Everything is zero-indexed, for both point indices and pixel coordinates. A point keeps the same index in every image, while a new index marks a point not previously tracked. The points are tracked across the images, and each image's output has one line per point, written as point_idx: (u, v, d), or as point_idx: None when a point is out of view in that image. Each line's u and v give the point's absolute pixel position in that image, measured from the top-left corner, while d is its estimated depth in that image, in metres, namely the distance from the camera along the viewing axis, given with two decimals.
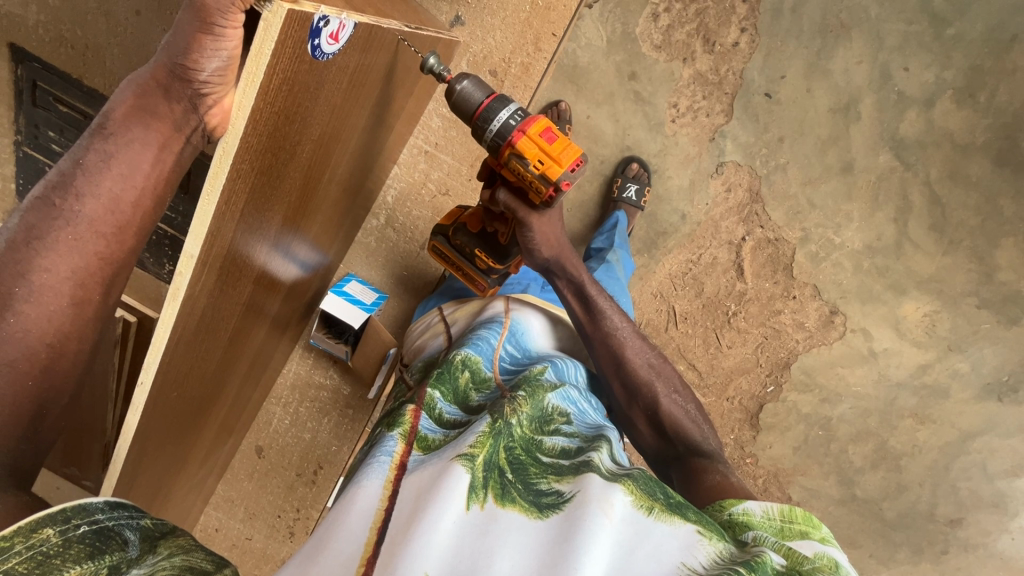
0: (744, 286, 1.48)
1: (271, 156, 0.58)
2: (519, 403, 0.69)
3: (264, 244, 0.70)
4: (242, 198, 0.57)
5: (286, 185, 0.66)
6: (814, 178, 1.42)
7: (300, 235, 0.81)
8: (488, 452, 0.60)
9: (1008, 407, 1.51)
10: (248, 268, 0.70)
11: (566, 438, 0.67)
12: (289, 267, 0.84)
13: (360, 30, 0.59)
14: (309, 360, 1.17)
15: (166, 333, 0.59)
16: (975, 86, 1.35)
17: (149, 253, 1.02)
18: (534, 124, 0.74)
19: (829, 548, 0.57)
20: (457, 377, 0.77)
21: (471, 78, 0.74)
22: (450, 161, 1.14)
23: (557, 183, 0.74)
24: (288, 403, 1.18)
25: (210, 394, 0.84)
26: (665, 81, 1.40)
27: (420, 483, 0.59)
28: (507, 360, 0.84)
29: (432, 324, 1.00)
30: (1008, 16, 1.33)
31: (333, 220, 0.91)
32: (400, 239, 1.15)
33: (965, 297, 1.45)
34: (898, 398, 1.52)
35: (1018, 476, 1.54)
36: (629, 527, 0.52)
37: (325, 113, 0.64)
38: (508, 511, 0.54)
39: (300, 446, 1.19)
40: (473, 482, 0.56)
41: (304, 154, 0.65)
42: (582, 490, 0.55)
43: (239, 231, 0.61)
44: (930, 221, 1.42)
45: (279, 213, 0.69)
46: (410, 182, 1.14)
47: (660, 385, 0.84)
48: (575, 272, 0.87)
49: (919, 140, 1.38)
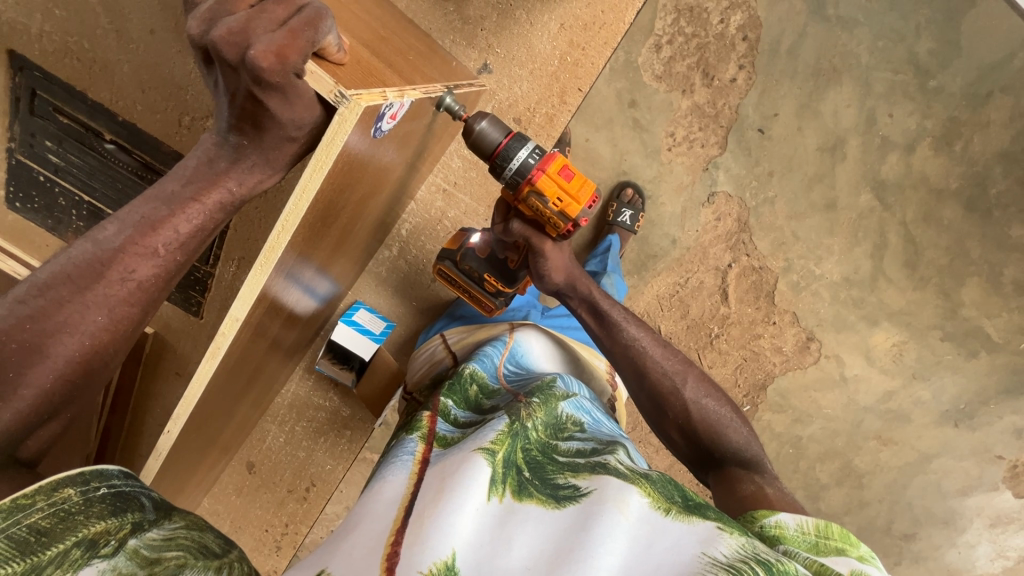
0: (727, 310, 1.53)
1: (319, 224, 0.60)
2: (534, 409, 0.69)
3: (298, 285, 0.72)
4: (290, 259, 0.60)
5: (325, 242, 0.68)
6: (800, 213, 1.49)
7: (326, 272, 0.81)
8: (507, 450, 0.61)
9: (963, 432, 1.60)
10: (280, 313, 0.71)
11: (581, 442, 0.66)
12: (309, 302, 0.84)
13: (414, 103, 0.62)
14: (309, 382, 1.17)
15: (200, 388, 0.62)
16: (952, 135, 1.43)
17: None
18: (552, 162, 0.74)
19: (867, 566, 0.56)
20: (466, 388, 0.79)
21: (488, 117, 0.73)
22: (468, 200, 1.15)
23: (575, 220, 0.74)
24: (283, 422, 1.17)
25: (220, 422, 0.85)
26: (664, 110, 1.43)
27: (442, 471, 0.60)
28: (511, 374, 0.85)
29: (435, 353, 0.98)
30: (986, 72, 1.40)
31: (355, 257, 0.92)
32: (411, 271, 1.16)
33: (931, 330, 1.54)
34: (864, 420, 1.60)
35: (968, 495, 1.64)
36: (644, 525, 0.52)
37: (373, 175, 0.66)
38: (526, 504, 0.55)
39: (293, 464, 1.18)
40: (493, 475, 0.57)
41: (346, 213, 0.67)
42: (599, 488, 0.55)
43: (281, 281, 0.63)
44: (904, 258, 1.50)
45: (317, 257, 0.71)
46: (426, 217, 1.15)
47: (688, 390, 0.83)
48: (586, 290, 0.86)
49: (898, 182, 1.46)
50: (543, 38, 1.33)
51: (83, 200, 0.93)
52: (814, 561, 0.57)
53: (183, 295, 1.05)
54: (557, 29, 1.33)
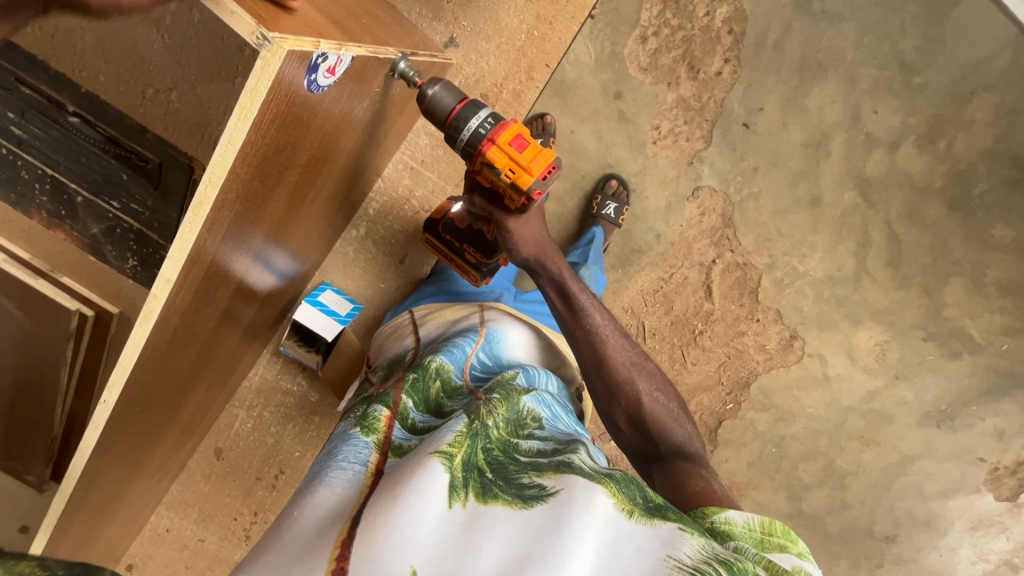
0: (711, 306, 1.52)
1: (257, 184, 0.58)
2: (494, 406, 0.66)
3: (246, 253, 0.70)
4: (229, 218, 0.58)
5: (270, 207, 0.66)
6: (784, 209, 1.48)
7: (280, 244, 0.79)
8: (467, 452, 0.57)
9: (945, 433, 1.60)
10: (227, 281, 0.69)
11: (540, 442, 0.64)
12: (266, 276, 0.82)
13: (355, 61, 0.61)
14: (277, 366, 1.15)
15: (135, 352, 0.59)
16: (936, 133, 1.42)
17: (111, 246, 0.99)
18: (505, 132, 0.73)
19: (806, 563, 0.56)
20: (428, 386, 0.74)
21: (442, 84, 0.75)
22: (436, 179, 1.14)
23: (528, 192, 0.73)
24: (252, 407, 1.16)
25: (174, 401, 0.83)
26: (649, 103, 1.42)
27: (397, 476, 0.56)
28: (478, 368, 0.81)
29: (402, 327, 0.99)
30: (970, 70, 1.40)
31: (314, 231, 0.90)
32: (380, 251, 1.15)
33: (914, 330, 1.53)
34: (847, 421, 1.59)
35: (950, 497, 1.63)
36: (610, 529, 0.50)
37: (318, 138, 0.65)
38: (490, 508, 0.52)
39: (261, 450, 1.16)
40: (453, 482, 0.54)
41: (291, 176, 0.65)
42: (566, 488, 0.52)
43: (224, 244, 0.61)
44: (888, 257, 1.49)
45: (264, 226, 0.69)
46: (394, 197, 1.14)
47: (643, 383, 0.81)
48: (556, 269, 0.84)
49: (882, 180, 1.45)
50: (510, 11, 1.29)
51: (47, 173, 0.96)
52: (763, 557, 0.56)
53: (147, 275, 1.00)
54: (523, 2, 1.29)
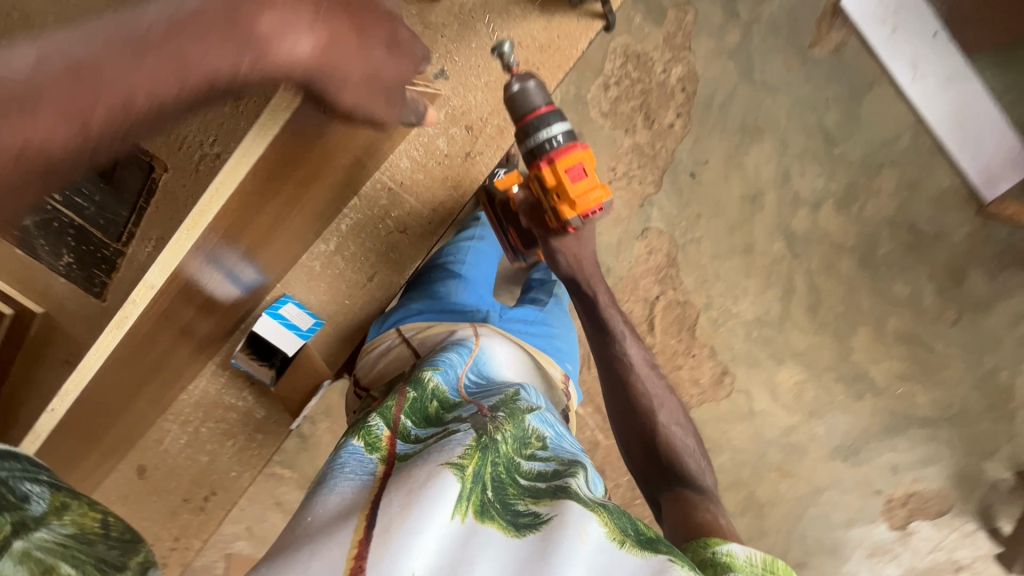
0: (652, 339, 1.62)
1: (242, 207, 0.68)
2: (501, 422, 0.66)
3: (218, 271, 0.75)
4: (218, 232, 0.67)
5: (250, 229, 0.75)
6: (721, 254, 1.61)
7: (252, 259, 0.82)
8: (477, 465, 0.58)
9: (849, 467, 1.76)
10: (197, 296, 0.74)
11: (542, 463, 0.65)
12: (226, 287, 0.80)
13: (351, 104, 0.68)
14: (221, 379, 1.08)
15: (98, 358, 0.63)
16: (851, 198, 1.60)
17: (44, 241, 0.85)
18: (566, 159, 0.85)
19: None
20: (426, 404, 0.74)
21: (534, 82, 0.85)
22: (413, 202, 1.12)
23: (566, 221, 0.89)
24: (187, 422, 1.06)
25: (111, 413, 0.78)
26: (607, 145, 1.53)
27: (406, 485, 0.55)
28: (472, 386, 0.82)
29: (391, 348, 1.01)
30: (879, 148, 1.57)
31: (285, 246, 0.90)
32: (348, 268, 1.12)
33: (826, 371, 1.70)
34: (767, 452, 1.72)
35: (852, 526, 1.79)
36: (604, 556, 0.52)
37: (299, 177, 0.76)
38: (487, 527, 0.53)
39: (193, 469, 1.09)
40: (460, 493, 0.54)
41: (271, 209, 0.75)
42: (559, 514, 0.54)
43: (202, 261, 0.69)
44: (807, 304, 1.65)
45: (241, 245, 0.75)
46: (368, 216, 1.11)
47: (663, 414, 0.91)
48: (598, 292, 0.98)
49: (805, 235, 1.62)
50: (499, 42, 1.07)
51: None
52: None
53: (82, 275, 0.86)
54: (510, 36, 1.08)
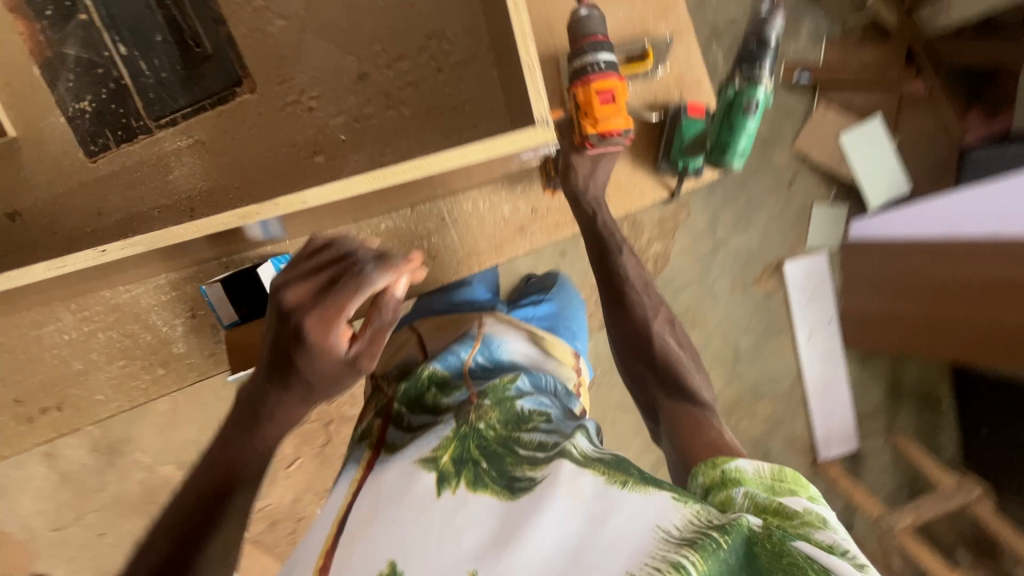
0: None
1: (331, 206, 0.72)
2: (487, 410, 0.69)
3: (267, 230, 0.76)
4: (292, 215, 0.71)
5: (327, 216, 0.78)
6: None
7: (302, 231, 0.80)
8: (455, 451, 0.63)
9: None
10: (239, 239, 0.76)
11: (544, 435, 0.64)
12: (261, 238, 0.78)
13: (477, 171, 0.75)
14: (161, 297, 0.87)
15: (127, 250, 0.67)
16: (735, 409, 1.79)
17: (75, 78, 0.96)
18: (603, 79, 0.83)
19: (818, 505, 0.56)
20: (423, 390, 0.78)
21: (592, 11, 0.86)
22: (462, 237, 0.95)
23: (587, 136, 0.87)
24: (91, 319, 0.85)
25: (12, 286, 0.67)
26: None
27: (378, 485, 0.64)
28: (478, 368, 0.82)
29: (400, 339, 0.98)
30: (766, 380, 1.79)
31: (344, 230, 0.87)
32: None
33: None
34: None
35: None
36: (597, 504, 0.52)
37: (400, 196, 0.78)
38: (479, 495, 0.58)
39: (51, 372, 0.86)
40: (443, 475, 0.61)
41: (354, 208, 0.77)
42: (552, 472, 0.56)
43: (269, 223, 0.73)
44: None
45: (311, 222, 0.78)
46: (411, 227, 0.92)
47: (661, 331, 0.89)
48: (603, 219, 0.95)
49: None
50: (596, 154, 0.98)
51: None
52: (772, 503, 0.55)
53: (91, 128, 0.97)
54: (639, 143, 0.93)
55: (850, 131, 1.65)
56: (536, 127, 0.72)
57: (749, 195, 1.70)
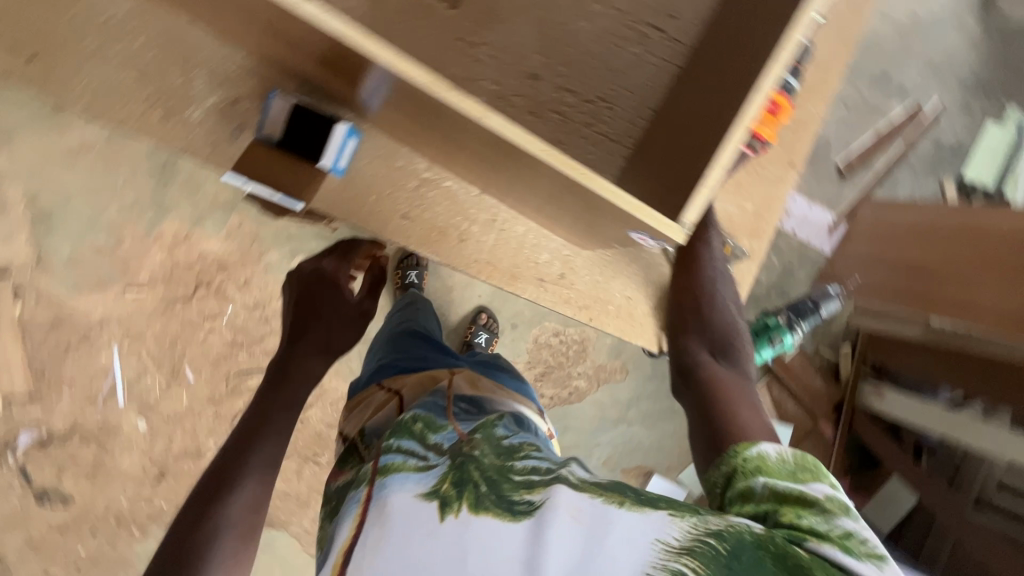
0: None
1: (453, 121, 0.64)
2: (473, 442, 0.64)
3: (371, 86, 0.66)
4: (420, 99, 0.62)
5: (431, 121, 0.68)
6: None
7: (388, 114, 0.75)
8: (451, 480, 0.59)
9: None
10: (343, 68, 0.65)
11: (537, 459, 0.63)
12: (365, 89, 0.69)
13: (586, 205, 0.70)
14: (222, 70, 0.82)
15: None
16: None
17: None
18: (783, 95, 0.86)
19: (837, 490, 0.59)
20: (409, 423, 0.70)
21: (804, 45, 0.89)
22: (496, 246, 0.89)
23: None
24: (141, 27, 0.79)
25: None
26: (512, 350, 1.66)
27: (381, 511, 0.58)
28: (461, 411, 0.78)
29: (376, 398, 0.89)
30: None
31: (416, 142, 0.80)
32: (395, 192, 0.85)
33: None
34: None
35: None
36: (592, 519, 0.55)
37: (508, 165, 0.72)
38: (483, 517, 0.56)
39: (56, 34, 0.76)
40: (444, 501, 0.57)
41: (458, 135, 0.68)
42: (552, 495, 0.56)
43: (390, 87, 0.63)
44: None
45: (405, 111, 0.69)
46: (459, 201, 0.87)
47: (723, 300, 0.85)
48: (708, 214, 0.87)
49: None
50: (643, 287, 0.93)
51: None
52: (793, 498, 0.57)
53: None
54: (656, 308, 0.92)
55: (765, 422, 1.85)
56: (680, 227, 0.70)
57: (671, 403, 1.78)
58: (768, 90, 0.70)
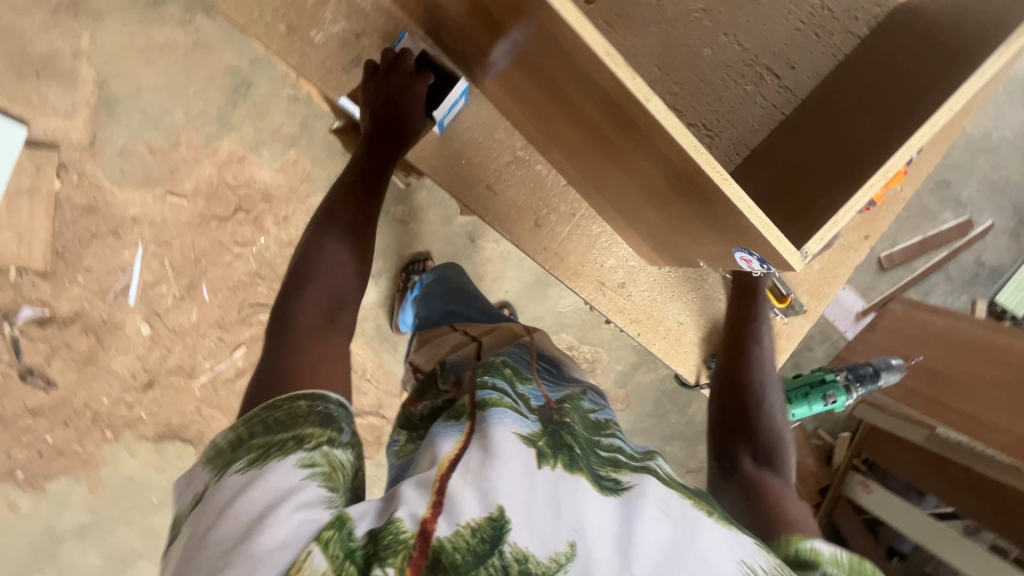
0: None
1: (590, 90, 0.59)
2: (568, 410, 0.64)
3: (510, 39, 0.63)
4: (565, 59, 0.57)
5: (565, 92, 0.64)
6: None
7: (512, 82, 0.74)
8: (547, 435, 0.57)
9: None
10: (489, 11, 0.61)
11: (622, 442, 0.63)
12: (499, 40, 0.65)
13: (697, 210, 0.65)
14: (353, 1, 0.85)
15: None
16: None
17: None
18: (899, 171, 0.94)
19: None
20: (497, 366, 0.67)
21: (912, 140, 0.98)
22: (568, 239, 0.93)
23: None
24: None
25: None
26: None
27: (482, 442, 0.54)
28: (545, 372, 0.74)
29: (448, 339, 0.91)
30: None
31: (526, 111, 0.78)
32: (491, 167, 0.90)
33: None
34: None
35: None
36: (686, 515, 0.52)
37: (627, 161, 0.67)
38: (579, 478, 0.52)
39: None
40: (541, 451, 0.54)
41: (587, 114, 0.64)
42: (642, 483, 0.54)
43: (538, 41, 0.58)
44: None
45: (538, 75, 0.65)
46: (546, 188, 0.92)
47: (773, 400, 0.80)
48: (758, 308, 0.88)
49: None
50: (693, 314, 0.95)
51: None
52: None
53: None
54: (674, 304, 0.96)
55: None
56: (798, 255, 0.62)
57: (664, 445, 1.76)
58: (899, 163, 0.67)
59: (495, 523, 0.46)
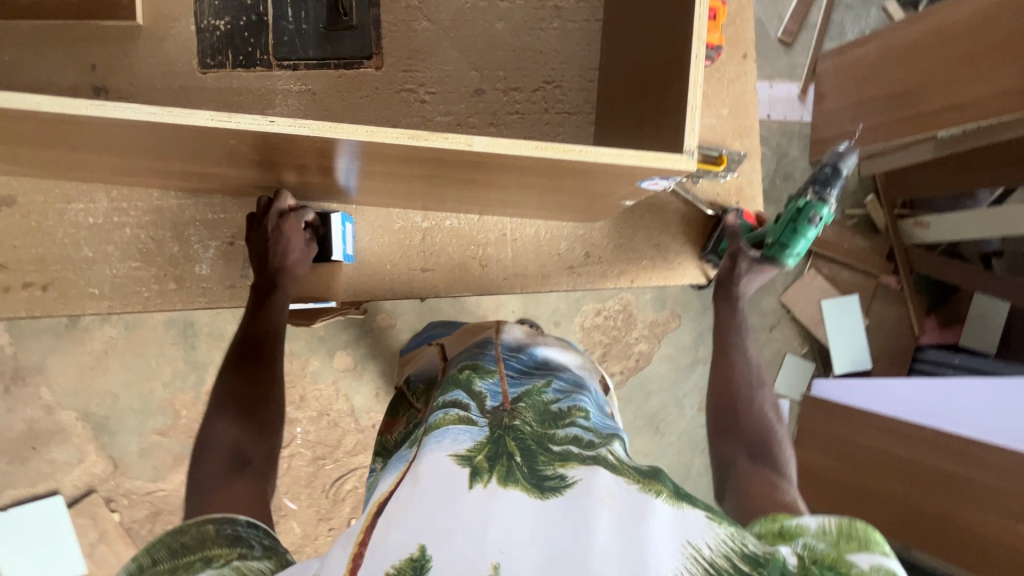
0: None
1: (428, 160, 0.64)
2: (521, 410, 0.64)
3: (343, 165, 0.68)
4: (392, 155, 0.63)
5: (416, 169, 0.68)
6: None
7: (375, 183, 0.76)
8: (490, 449, 0.57)
9: None
10: (310, 156, 0.66)
11: (580, 430, 0.62)
12: (335, 172, 0.72)
13: (579, 182, 0.70)
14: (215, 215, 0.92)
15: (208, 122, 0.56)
16: None
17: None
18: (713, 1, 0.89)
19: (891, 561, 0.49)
20: (459, 377, 0.73)
21: None
22: (519, 253, 0.97)
23: None
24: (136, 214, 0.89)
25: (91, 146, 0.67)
26: None
27: (416, 474, 0.55)
28: (515, 364, 0.77)
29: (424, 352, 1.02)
30: None
31: (402, 192, 0.81)
32: (414, 250, 0.95)
33: None
34: None
35: None
36: (629, 506, 0.50)
37: (505, 181, 0.72)
38: (510, 490, 0.51)
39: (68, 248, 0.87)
40: (476, 468, 0.54)
41: (443, 172, 0.69)
42: (586, 478, 0.53)
43: (362, 155, 0.64)
44: None
45: (385, 167, 0.68)
46: (471, 230, 0.96)
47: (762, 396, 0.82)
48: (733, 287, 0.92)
49: None
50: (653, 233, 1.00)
51: None
52: (835, 556, 0.49)
53: (216, 44, 0.98)
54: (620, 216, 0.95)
55: (829, 299, 1.78)
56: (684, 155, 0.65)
57: None
58: None
59: (416, 563, 0.45)
